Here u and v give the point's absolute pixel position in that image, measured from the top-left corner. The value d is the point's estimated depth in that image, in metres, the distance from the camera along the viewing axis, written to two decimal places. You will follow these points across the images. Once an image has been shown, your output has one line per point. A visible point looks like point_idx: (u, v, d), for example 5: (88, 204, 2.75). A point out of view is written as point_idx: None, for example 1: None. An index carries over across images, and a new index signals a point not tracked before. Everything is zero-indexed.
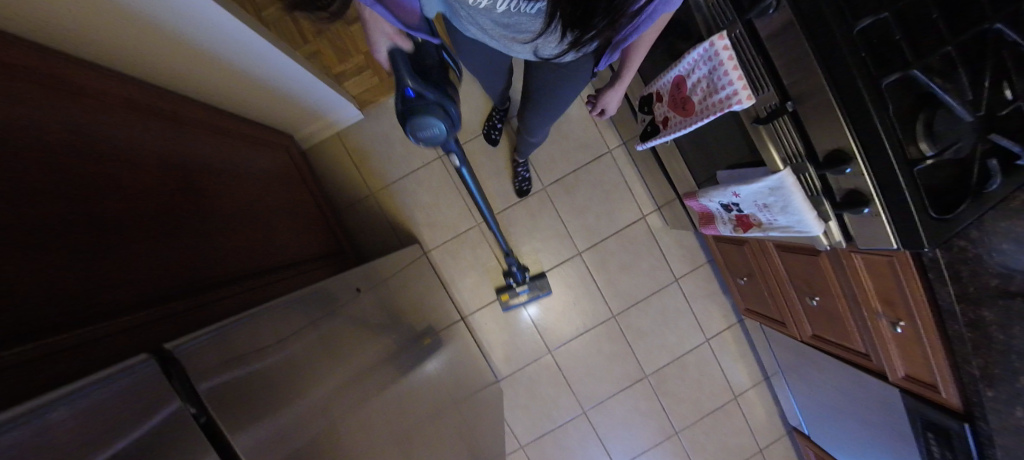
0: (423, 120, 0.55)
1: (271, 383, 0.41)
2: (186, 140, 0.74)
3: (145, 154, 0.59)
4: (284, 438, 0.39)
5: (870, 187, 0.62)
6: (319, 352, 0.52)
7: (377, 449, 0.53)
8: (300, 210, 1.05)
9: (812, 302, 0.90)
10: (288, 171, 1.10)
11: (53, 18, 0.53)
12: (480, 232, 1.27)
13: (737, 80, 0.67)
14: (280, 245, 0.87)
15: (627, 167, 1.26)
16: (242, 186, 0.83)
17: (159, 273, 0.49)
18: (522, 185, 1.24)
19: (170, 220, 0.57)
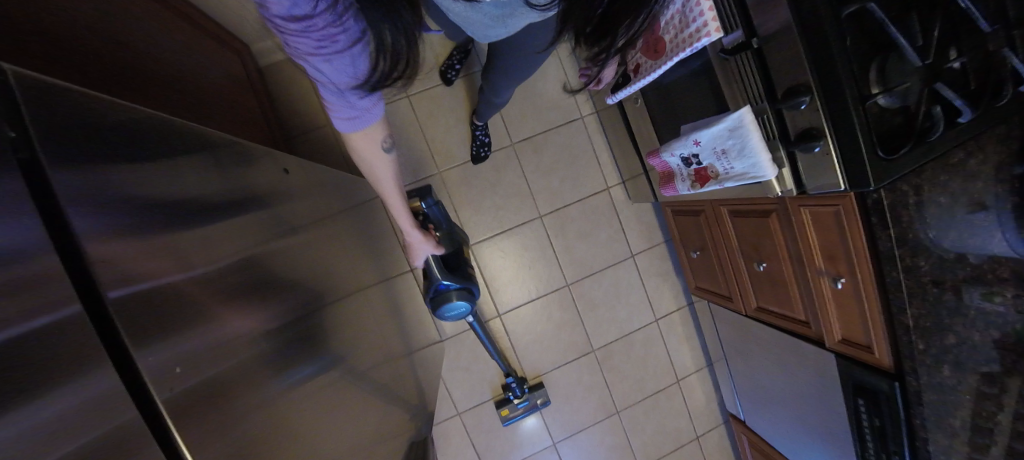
0: (451, 305, 0.78)
1: (220, 286, 0.28)
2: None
3: None
4: (222, 360, 0.26)
5: (822, 122, 0.63)
6: (269, 258, 0.40)
7: (321, 378, 0.42)
8: (248, 117, 0.94)
9: (759, 267, 0.90)
10: (239, 76, 0.99)
11: None
12: (441, 181, 1.21)
13: (707, 11, 0.68)
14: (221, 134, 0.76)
15: (596, 134, 1.27)
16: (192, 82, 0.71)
17: (88, 63, 0.41)
18: (479, 150, 1.20)
19: (103, 37, 0.47)
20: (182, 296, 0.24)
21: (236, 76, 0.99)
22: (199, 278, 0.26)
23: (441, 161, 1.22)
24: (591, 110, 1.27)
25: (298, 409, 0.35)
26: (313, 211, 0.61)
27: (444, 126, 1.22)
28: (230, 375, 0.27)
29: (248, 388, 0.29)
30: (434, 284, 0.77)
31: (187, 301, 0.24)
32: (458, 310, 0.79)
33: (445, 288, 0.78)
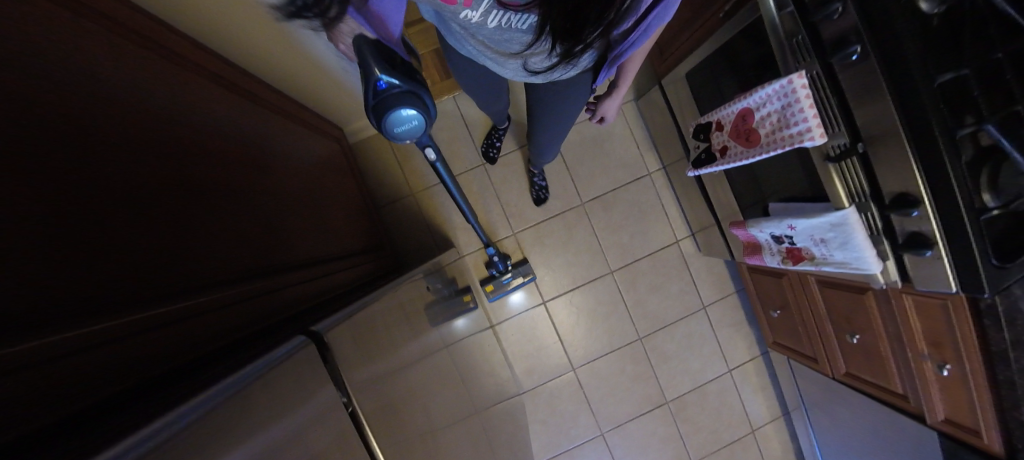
0: (399, 115, 0.45)
1: (360, 349, 0.50)
2: (241, 125, 0.70)
3: (198, 131, 0.56)
4: (374, 391, 0.47)
5: (936, 230, 0.65)
6: (383, 325, 0.61)
7: (426, 416, 0.60)
8: (347, 202, 1.04)
9: (851, 339, 0.92)
10: (338, 162, 1.09)
11: None
12: (516, 242, 1.26)
13: (812, 118, 0.70)
14: (326, 235, 0.84)
15: (664, 190, 1.28)
16: (297, 188, 0.80)
17: (206, 266, 0.47)
18: (539, 194, 1.24)
19: (223, 210, 0.54)
20: (349, 357, 0.45)
21: (335, 160, 1.08)
22: (352, 357, 0.46)
23: (515, 222, 1.26)
24: (658, 165, 1.29)
25: (419, 423, 0.57)
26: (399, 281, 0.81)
27: (516, 188, 1.27)
28: (383, 405, 0.48)
29: (391, 410, 0.50)
30: (367, 80, 0.44)
31: (353, 342, 0.48)
32: (405, 126, 0.48)
33: (387, 89, 0.44)
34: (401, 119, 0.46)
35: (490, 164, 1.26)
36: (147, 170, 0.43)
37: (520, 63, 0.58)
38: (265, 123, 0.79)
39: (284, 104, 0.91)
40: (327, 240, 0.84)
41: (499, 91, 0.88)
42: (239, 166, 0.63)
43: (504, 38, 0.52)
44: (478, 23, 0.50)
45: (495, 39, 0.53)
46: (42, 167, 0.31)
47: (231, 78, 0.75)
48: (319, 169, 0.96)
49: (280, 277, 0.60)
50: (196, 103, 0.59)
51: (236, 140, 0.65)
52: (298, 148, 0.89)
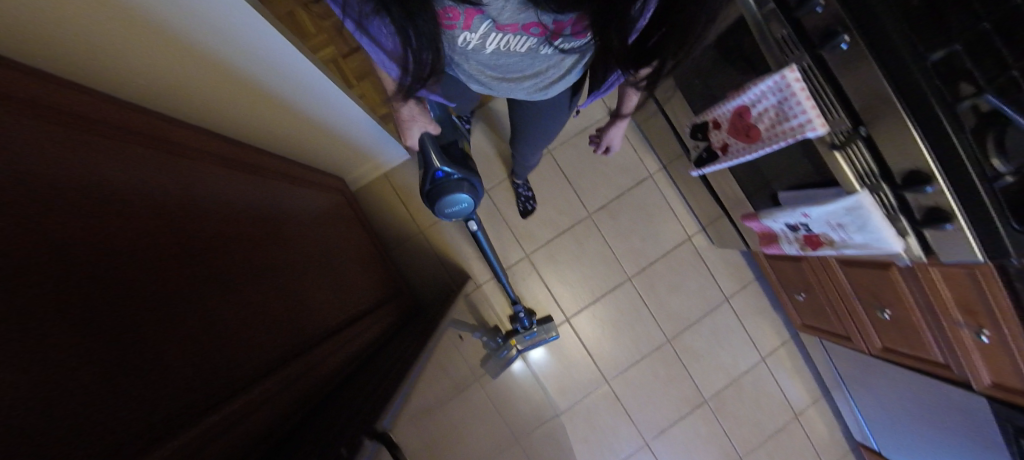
0: (454, 195, 0.69)
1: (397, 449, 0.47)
2: (252, 199, 0.70)
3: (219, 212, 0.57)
4: None
5: (951, 203, 0.65)
6: (421, 405, 0.58)
7: None
8: (359, 253, 1.04)
9: (883, 315, 0.91)
10: (344, 213, 1.09)
11: (132, 73, 0.53)
12: (529, 262, 1.25)
13: (811, 110, 0.70)
14: (343, 294, 0.83)
15: (668, 189, 1.28)
16: (311, 252, 0.80)
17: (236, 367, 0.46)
18: (525, 205, 1.23)
19: (251, 296, 0.54)
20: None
21: (340, 213, 1.07)
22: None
23: (525, 243, 1.25)
24: (658, 165, 1.28)
25: None
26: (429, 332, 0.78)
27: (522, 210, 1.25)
28: None
29: None
30: (431, 172, 0.69)
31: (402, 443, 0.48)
32: (455, 202, 0.71)
33: (444, 178, 0.70)
34: (455, 197, 0.70)
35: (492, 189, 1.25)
36: (190, 271, 0.44)
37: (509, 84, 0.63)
38: (272, 194, 0.78)
39: (286, 166, 0.92)
40: (345, 299, 0.83)
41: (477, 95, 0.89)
42: (258, 244, 0.63)
43: (506, 62, 0.57)
44: (475, 46, 0.54)
45: (500, 64, 0.58)
46: (95, 302, 0.31)
47: (235, 153, 0.74)
48: (329, 231, 0.95)
49: (303, 356, 0.60)
50: (213, 188, 0.60)
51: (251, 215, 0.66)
52: (307, 210, 0.90)
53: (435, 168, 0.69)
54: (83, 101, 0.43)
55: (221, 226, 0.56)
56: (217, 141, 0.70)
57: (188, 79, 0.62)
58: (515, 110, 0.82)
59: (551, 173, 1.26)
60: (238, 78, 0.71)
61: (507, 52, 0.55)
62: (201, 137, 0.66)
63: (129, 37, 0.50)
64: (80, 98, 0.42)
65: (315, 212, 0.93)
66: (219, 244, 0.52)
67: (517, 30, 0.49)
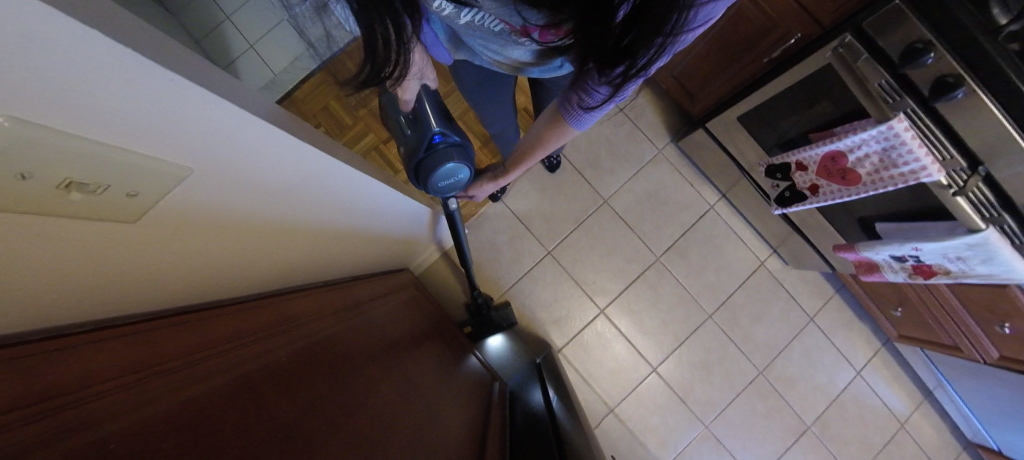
0: (450, 165, 0.65)
1: None
2: (366, 350, 0.65)
3: (352, 404, 0.51)
4: None
5: None
6: None
7: None
8: (455, 348, 0.99)
9: (1003, 329, 0.87)
10: (427, 308, 1.05)
11: (246, 269, 0.47)
12: (607, 318, 1.21)
13: (925, 157, 0.67)
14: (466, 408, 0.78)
15: (733, 218, 1.25)
16: (426, 380, 0.75)
17: None
18: (550, 161, 1.19)
19: None
20: None
21: (421, 306, 1.03)
22: None
23: (599, 298, 1.22)
24: (717, 196, 1.25)
25: None
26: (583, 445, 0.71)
27: (589, 265, 1.22)
28: None
29: None
30: (426, 136, 0.64)
31: None
32: (449, 175, 0.67)
33: (440, 141, 0.65)
34: (450, 171, 0.66)
35: (556, 248, 1.22)
36: None
37: (475, 45, 0.59)
38: (377, 326, 0.75)
39: (373, 284, 0.87)
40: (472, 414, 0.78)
41: (502, 101, 0.89)
42: (389, 401, 0.60)
43: (479, 34, 0.53)
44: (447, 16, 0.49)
45: (472, 33, 0.54)
46: None
47: (340, 299, 0.70)
48: (425, 334, 0.92)
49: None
50: (339, 359, 0.57)
51: (373, 377, 0.60)
52: (404, 329, 0.85)
53: (433, 130, 0.63)
54: (231, 337, 0.40)
55: (358, 405, 0.52)
56: (327, 296, 0.67)
57: (295, 249, 0.58)
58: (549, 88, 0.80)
59: (612, 223, 1.23)
60: (331, 226, 0.67)
61: (481, 26, 0.50)
62: (315, 302, 0.62)
63: (251, 238, 0.46)
64: (195, 331, 0.36)
65: (409, 326, 0.88)
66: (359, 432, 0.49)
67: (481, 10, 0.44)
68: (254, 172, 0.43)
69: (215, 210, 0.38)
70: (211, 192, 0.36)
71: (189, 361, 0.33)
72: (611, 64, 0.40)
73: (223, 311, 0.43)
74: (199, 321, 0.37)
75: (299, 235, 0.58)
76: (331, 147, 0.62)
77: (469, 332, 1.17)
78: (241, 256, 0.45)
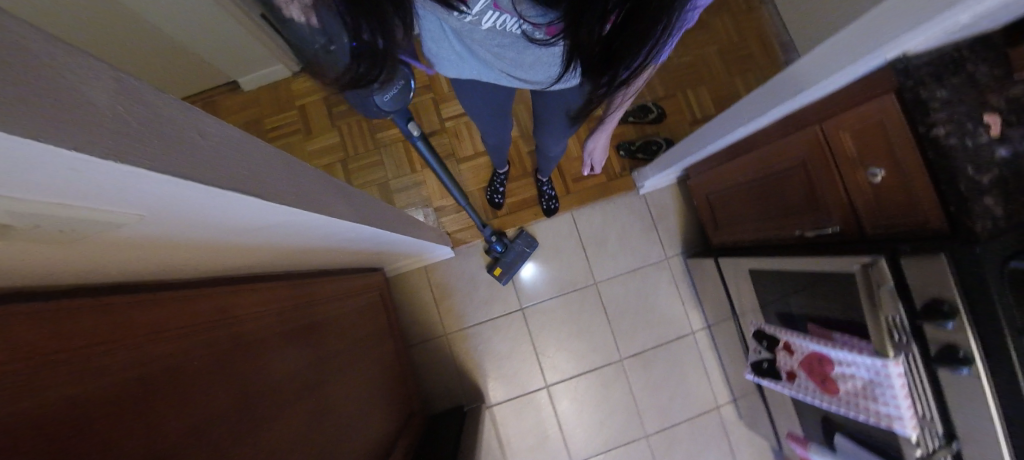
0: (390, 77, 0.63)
1: None
2: (285, 360, 0.62)
3: (243, 419, 0.48)
4: None
5: None
6: None
7: None
8: (383, 377, 0.96)
9: None
10: (378, 324, 1.03)
11: (188, 262, 0.45)
12: (549, 395, 1.19)
13: (907, 409, 0.65)
14: (362, 447, 0.75)
15: (707, 351, 1.22)
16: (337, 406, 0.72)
17: None
18: (548, 204, 1.22)
19: None
20: None
21: (374, 320, 1.03)
22: None
23: (549, 372, 1.19)
24: (702, 324, 1.23)
25: None
26: None
27: (553, 336, 1.20)
28: None
29: None
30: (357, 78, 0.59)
31: None
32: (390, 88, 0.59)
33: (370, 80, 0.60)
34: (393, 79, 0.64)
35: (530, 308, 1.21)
36: None
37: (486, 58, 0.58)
38: (313, 337, 0.73)
39: (329, 290, 0.85)
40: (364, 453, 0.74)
41: (503, 119, 0.85)
42: (286, 433, 0.56)
43: (503, 45, 0.54)
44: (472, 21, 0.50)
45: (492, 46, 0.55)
46: None
47: (281, 304, 0.68)
48: (364, 353, 0.91)
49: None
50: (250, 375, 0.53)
51: (280, 394, 0.57)
52: (341, 343, 0.82)
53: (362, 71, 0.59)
54: (127, 343, 0.38)
55: (247, 435, 0.48)
56: (267, 297, 0.65)
57: (261, 253, 0.56)
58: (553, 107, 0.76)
59: (592, 306, 1.22)
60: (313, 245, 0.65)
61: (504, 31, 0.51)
62: (257, 301, 0.62)
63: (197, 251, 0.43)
64: (80, 324, 0.34)
65: (348, 340, 0.86)
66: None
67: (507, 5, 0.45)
68: (252, 221, 0.41)
69: (177, 236, 0.37)
70: (180, 230, 0.35)
71: (69, 371, 0.31)
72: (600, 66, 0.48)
73: (134, 305, 0.41)
74: (85, 314, 0.35)
75: (270, 248, 0.56)
76: (337, 183, 0.60)
77: (499, 273, 1.17)
78: (181, 257, 0.43)
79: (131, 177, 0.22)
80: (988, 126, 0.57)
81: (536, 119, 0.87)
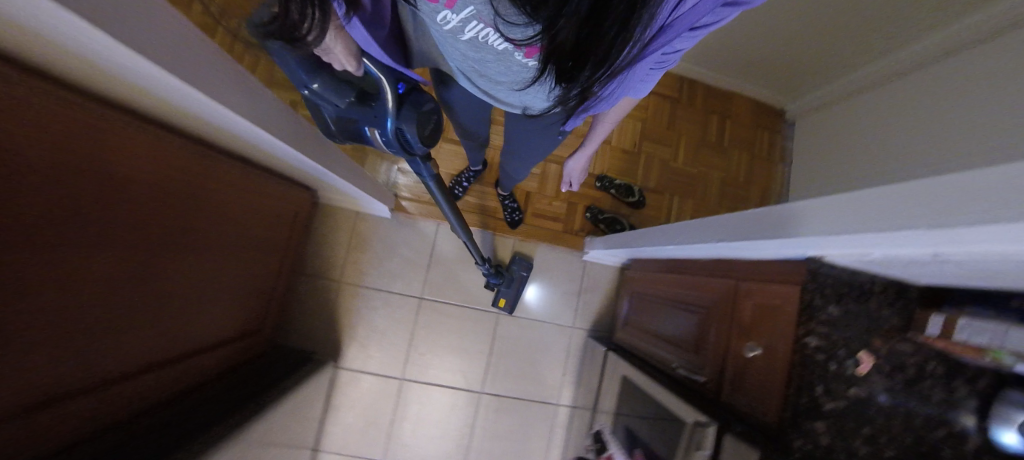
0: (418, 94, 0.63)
1: None
2: (157, 217, 0.62)
3: (67, 243, 0.48)
4: None
5: None
6: None
7: None
8: (250, 286, 0.94)
9: None
10: (278, 238, 1.01)
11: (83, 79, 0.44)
12: (399, 387, 1.18)
13: None
14: (174, 335, 0.73)
15: (560, 430, 1.22)
16: (179, 285, 0.70)
17: None
18: (511, 216, 1.24)
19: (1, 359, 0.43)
20: None
21: (279, 231, 1.01)
22: None
23: (410, 368, 1.18)
24: (569, 403, 1.23)
25: None
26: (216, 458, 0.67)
27: (433, 339, 1.19)
28: None
29: None
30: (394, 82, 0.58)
31: None
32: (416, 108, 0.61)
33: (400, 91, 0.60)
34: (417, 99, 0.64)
35: (428, 303, 1.19)
36: None
37: (465, 59, 0.54)
38: (200, 216, 0.71)
39: (246, 178, 0.83)
40: (172, 342, 0.73)
41: (480, 122, 0.88)
42: (106, 284, 0.55)
43: (479, 56, 0.51)
44: (452, 27, 0.45)
45: (467, 52, 0.51)
46: None
47: (186, 167, 0.66)
48: (245, 256, 0.89)
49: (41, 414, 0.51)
50: (107, 216, 0.52)
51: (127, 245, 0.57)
52: (228, 232, 0.81)
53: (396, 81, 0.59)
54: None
55: (65, 265, 0.48)
56: (172, 155, 0.63)
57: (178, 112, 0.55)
58: (524, 134, 0.78)
59: (483, 332, 1.21)
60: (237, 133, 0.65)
61: (485, 46, 0.47)
62: (161, 153, 0.61)
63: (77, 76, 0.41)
64: None
65: (237, 236, 0.84)
66: (20, 304, 0.44)
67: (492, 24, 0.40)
68: (134, 86, 0.40)
69: (28, 51, 0.34)
70: (46, 54, 0.34)
71: None
72: (571, 73, 0.38)
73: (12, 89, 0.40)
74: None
75: (188, 113, 0.55)
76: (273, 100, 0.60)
77: (501, 303, 1.18)
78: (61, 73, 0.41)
79: (81, 29, 0.24)
80: (858, 362, 0.58)
81: (508, 141, 0.89)
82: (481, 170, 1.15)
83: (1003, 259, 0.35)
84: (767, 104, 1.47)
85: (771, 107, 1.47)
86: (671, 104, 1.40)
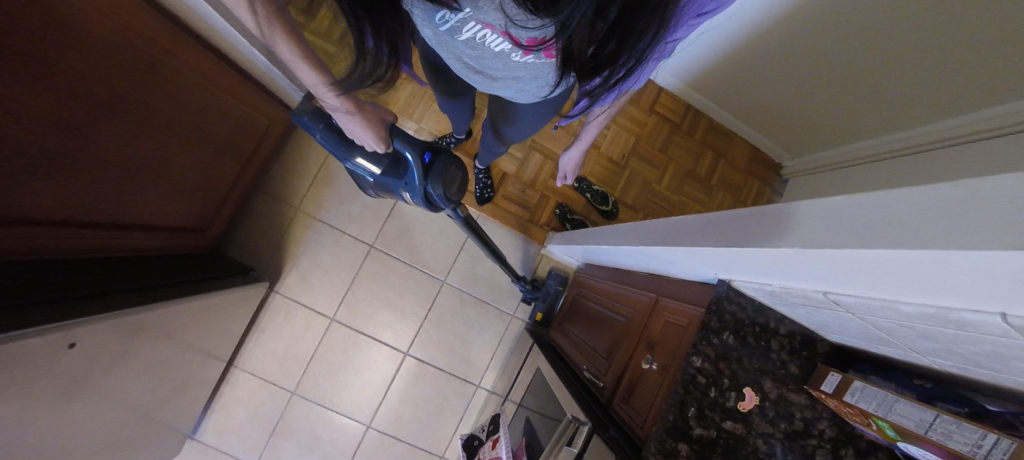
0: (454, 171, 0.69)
1: None
2: (110, 76, 0.63)
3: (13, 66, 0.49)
4: None
5: None
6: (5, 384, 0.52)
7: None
8: (201, 182, 0.96)
9: None
10: (242, 144, 1.02)
11: None
12: (326, 327, 1.18)
13: None
14: (105, 200, 0.74)
15: (472, 413, 1.21)
16: (125, 155, 0.72)
17: None
18: (482, 192, 1.22)
19: None
20: None
21: (244, 138, 1.02)
22: None
23: (342, 312, 1.19)
24: (489, 387, 1.22)
25: None
26: (108, 327, 0.68)
27: (372, 290, 1.19)
28: None
29: None
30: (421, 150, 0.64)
31: None
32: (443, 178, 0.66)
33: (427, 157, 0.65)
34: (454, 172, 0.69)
35: (377, 253, 1.20)
36: None
37: (458, 57, 0.52)
38: (157, 93, 0.73)
39: (215, 71, 0.84)
40: (99, 206, 0.74)
41: (461, 102, 0.87)
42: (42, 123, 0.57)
43: (475, 54, 0.49)
44: (449, 28, 0.44)
45: (464, 52, 0.49)
46: None
47: (144, 37, 0.67)
48: (202, 151, 0.90)
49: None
50: (54, 58, 0.54)
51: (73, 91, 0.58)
52: (189, 121, 0.82)
53: (424, 147, 0.64)
54: None
55: (9, 93, 0.50)
56: (129, 16, 0.63)
57: None
58: (498, 110, 0.77)
59: (423, 297, 1.21)
60: None
61: (482, 46, 0.46)
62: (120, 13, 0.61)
63: None
64: None
65: (198, 128, 0.86)
66: None
67: (497, 26, 0.39)
68: None
69: None
70: None
71: None
72: (602, 56, 0.40)
73: None
74: None
75: None
76: None
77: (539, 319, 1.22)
78: None
79: None
80: (740, 397, 0.57)
81: (489, 120, 0.88)
82: (462, 139, 1.15)
83: (875, 284, 0.35)
84: (766, 154, 1.44)
85: (768, 159, 1.44)
86: (670, 128, 1.38)
